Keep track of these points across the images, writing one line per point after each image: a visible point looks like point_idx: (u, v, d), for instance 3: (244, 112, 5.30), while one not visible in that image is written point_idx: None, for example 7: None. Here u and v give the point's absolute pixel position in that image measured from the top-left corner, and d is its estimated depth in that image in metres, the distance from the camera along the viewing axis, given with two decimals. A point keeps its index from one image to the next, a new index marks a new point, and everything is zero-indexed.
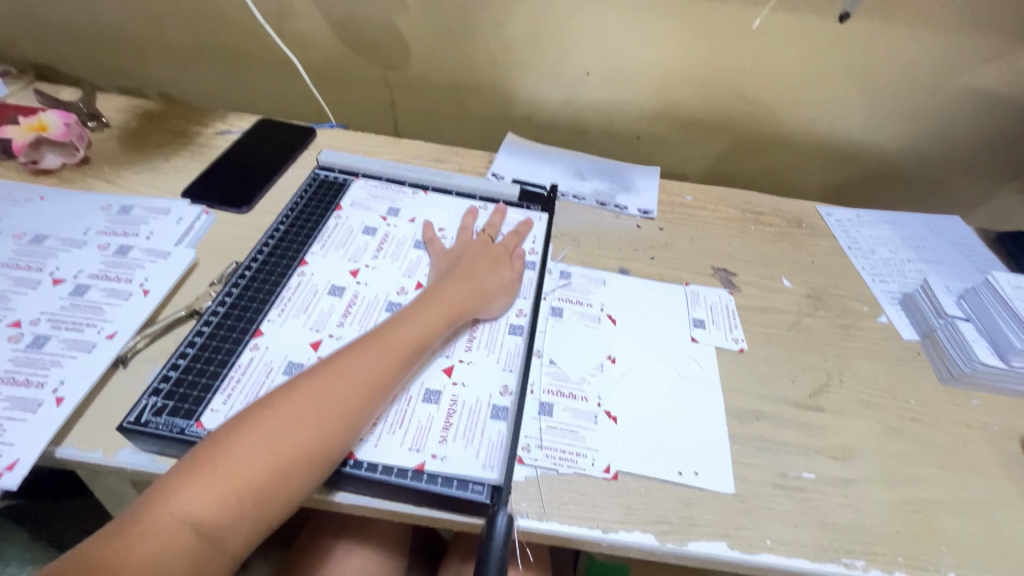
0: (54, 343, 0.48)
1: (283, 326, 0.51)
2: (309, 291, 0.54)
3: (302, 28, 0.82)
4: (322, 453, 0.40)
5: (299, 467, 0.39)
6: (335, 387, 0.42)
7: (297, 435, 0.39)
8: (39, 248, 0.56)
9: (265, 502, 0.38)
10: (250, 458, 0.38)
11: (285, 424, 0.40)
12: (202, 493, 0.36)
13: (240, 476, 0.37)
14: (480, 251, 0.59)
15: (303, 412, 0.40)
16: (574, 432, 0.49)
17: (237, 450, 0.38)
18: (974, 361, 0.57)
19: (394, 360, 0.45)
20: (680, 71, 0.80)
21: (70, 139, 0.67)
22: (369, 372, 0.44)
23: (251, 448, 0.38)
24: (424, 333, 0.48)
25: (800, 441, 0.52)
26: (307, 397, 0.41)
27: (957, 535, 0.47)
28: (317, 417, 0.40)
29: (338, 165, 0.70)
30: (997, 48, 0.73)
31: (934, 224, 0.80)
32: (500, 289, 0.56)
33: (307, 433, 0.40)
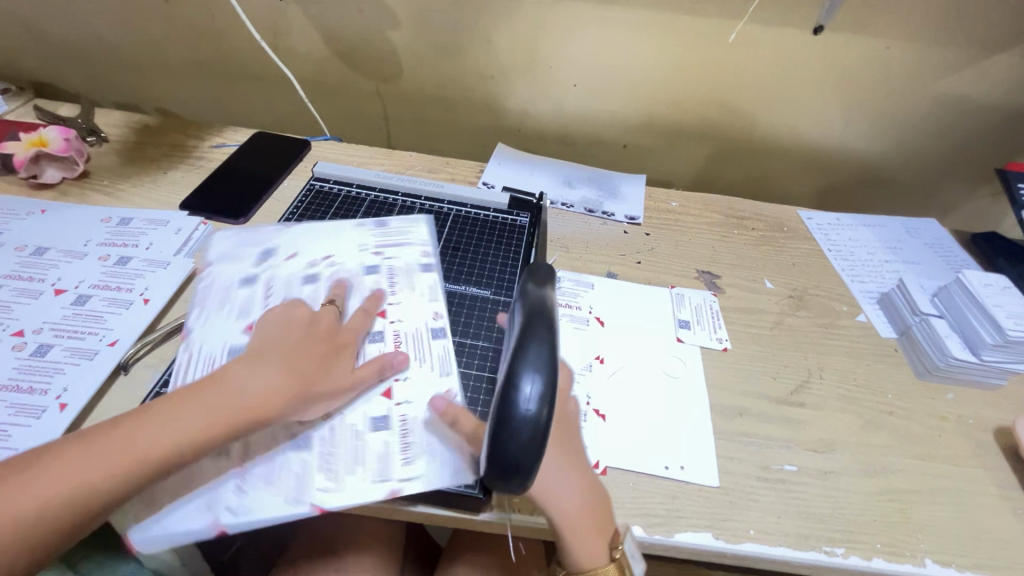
0: (57, 351, 0.49)
1: (208, 329, 0.51)
2: (239, 295, 0.54)
3: (297, 44, 0.84)
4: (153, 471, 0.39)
5: (111, 480, 0.38)
6: (185, 413, 0.40)
7: (128, 452, 0.38)
8: (40, 259, 0.57)
9: (75, 505, 0.37)
10: (83, 459, 0.38)
11: (129, 430, 0.39)
12: (32, 480, 0.37)
13: (69, 473, 0.37)
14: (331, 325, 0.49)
15: (145, 429, 0.39)
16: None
17: (85, 445, 0.38)
18: (947, 356, 0.59)
19: (247, 405, 0.41)
20: (663, 82, 0.83)
21: (70, 154, 0.69)
22: (215, 410, 0.41)
23: (84, 452, 0.38)
24: (292, 380, 0.43)
25: (782, 435, 0.54)
26: (151, 418, 0.40)
27: (933, 522, 0.49)
28: (157, 435, 0.39)
29: (333, 176, 0.72)
30: (964, 58, 0.77)
31: (910, 226, 0.83)
32: (332, 391, 0.45)
33: (143, 445, 0.39)
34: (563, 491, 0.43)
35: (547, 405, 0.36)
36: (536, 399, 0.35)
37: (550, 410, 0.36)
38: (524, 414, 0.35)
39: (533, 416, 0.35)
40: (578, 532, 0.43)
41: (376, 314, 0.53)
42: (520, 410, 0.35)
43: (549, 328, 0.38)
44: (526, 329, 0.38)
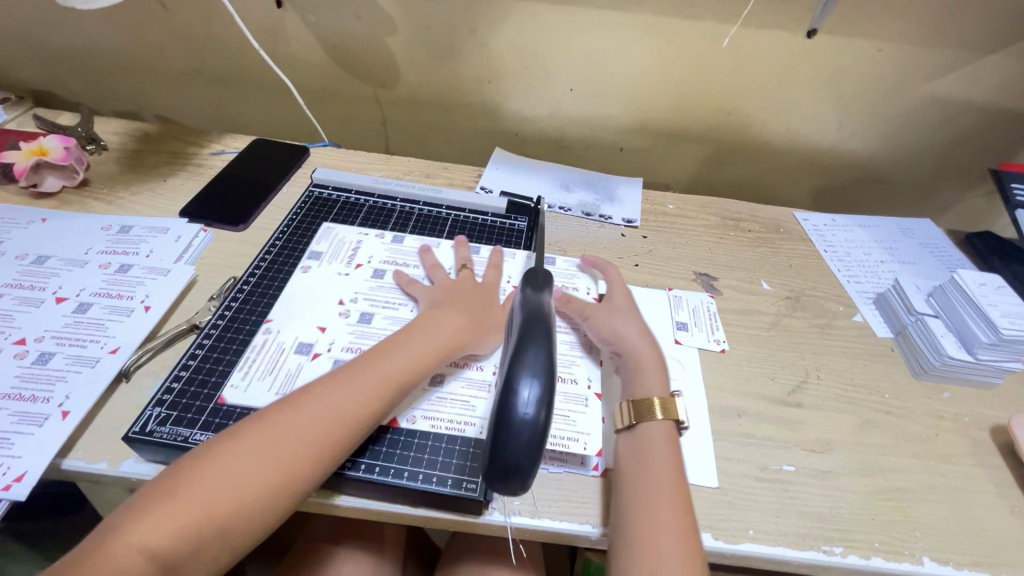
0: (59, 359, 0.50)
1: (247, 391, 0.49)
2: (274, 351, 0.52)
3: (295, 52, 0.85)
4: (300, 484, 0.40)
5: (258, 500, 0.39)
6: (301, 428, 0.41)
7: (268, 468, 0.39)
8: (41, 268, 0.58)
9: (224, 534, 0.37)
10: (214, 490, 0.37)
11: (252, 456, 0.39)
12: (162, 524, 0.36)
13: (202, 509, 0.37)
14: (472, 289, 0.58)
15: (274, 452, 0.40)
16: (566, 416, 0.51)
17: (203, 477, 0.38)
18: (943, 355, 0.60)
19: (366, 398, 0.44)
20: (659, 86, 0.84)
21: (69, 163, 0.69)
22: (338, 418, 0.42)
23: (218, 484, 0.38)
24: (405, 368, 0.47)
25: (780, 436, 0.54)
26: (272, 438, 0.40)
27: (930, 521, 0.49)
28: (292, 453, 0.40)
29: (332, 182, 0.72)
30: (956, 59, 0.77)
31: (906, 226, 0.84)
32: (497, 328, 0.55)
33: (282, 463, 0.40)
34: (631, 339, 0.55)
35: (547, 404, 0.38)
36: (535, 400, 0.37)
37: (547, 413, 0.38)
38: (520, 417, 0.37)
39: (529, 418, 0.37)
40: (643, 374, 0.53)
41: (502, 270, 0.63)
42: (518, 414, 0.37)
43: (546, 335, 0.41)
44: (524, 337, 0.41)
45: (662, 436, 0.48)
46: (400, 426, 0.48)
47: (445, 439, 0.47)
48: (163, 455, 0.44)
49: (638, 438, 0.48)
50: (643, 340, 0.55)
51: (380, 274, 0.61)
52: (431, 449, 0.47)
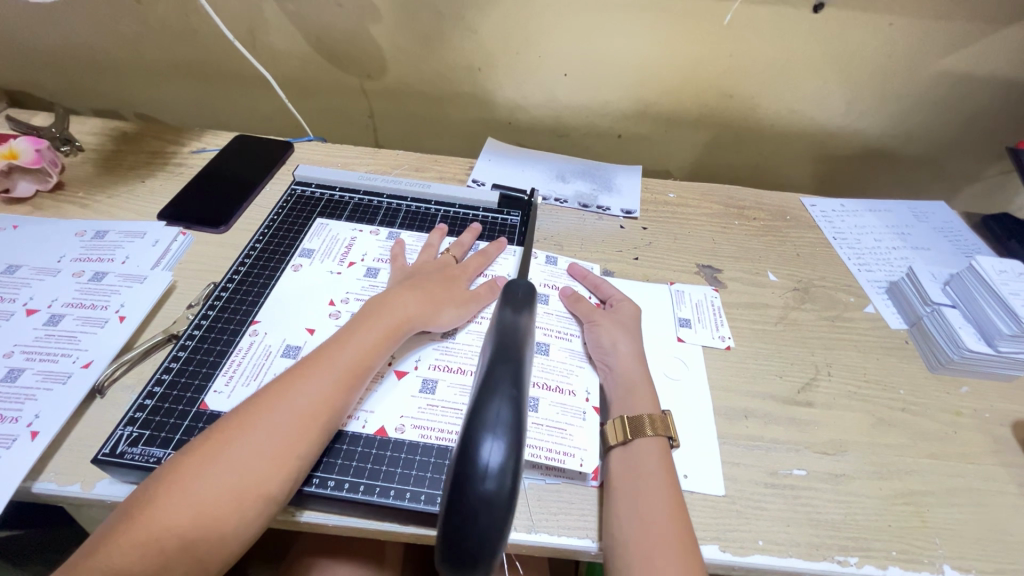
0: (29, 375, 0.47)
1: (231, 396, 0.46)
2: (260, 354, 0.49)
3: (275, 43, 0.81)
4: (267, 489, 0.38)
5: (225, 509, 0.36)
6: (259, 430, 0.39)
7: (228, 474, 0.37)
8: (11, 278, 0.55)
9: (192, 550, 0.35)
10: (174, 505, 0.35)
11: (208, 465, 0.37)
12: (126, 545, 0.34)
13: (164, 527, 0.35)
14: (436, 269, 0.56)
15: (230, 459, 0.37)
16: (562, 429, 0.48)
17: (162, 493, 0.36)
18: (961, 348, 0.56)
19: (325, 387, 0.42)
20: (657, 69, 0.80)
21: (42, 166, 0.67)
22: (299, 413, 0.41)
23: (179, 500, 0.36)
24: (365, 353, 0.46)
25: (790, 438, 0.51)
26: (230, 445, 0.38)
27: (950, 526, 0.47)
28: (253, 457, 0.38)
29: (316, 180, 0.69)
30: (972, 32, 0.73)
31: (918, 209, 0.80)
32: (458, 305, 0.53)
33: (243, 468, 0.37)
34: (625, 356, 0.53)
35: (513, 463, 0.33)
36: (499, 462, 0.32)
37: (515, 477, 0.33)
38: (481, 488, 0.32)
39: (491, 491, 0.32)
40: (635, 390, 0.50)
41: (491, 260, 0.60)
42: (479, 483, 0.32)
43: (515, 382, 0.36)
44: (488, 384, 0.36)
45: (655, 453, 0.46)
46: (387, 437, 0.45)
47: (433, 453, 0.45)
48: (137, 477, 0.42)
49: (631, 452, 0.46)
50: (639, 358, 0.53)
51: (372, 273, 0.58)
52: (421, 466, 0.44)
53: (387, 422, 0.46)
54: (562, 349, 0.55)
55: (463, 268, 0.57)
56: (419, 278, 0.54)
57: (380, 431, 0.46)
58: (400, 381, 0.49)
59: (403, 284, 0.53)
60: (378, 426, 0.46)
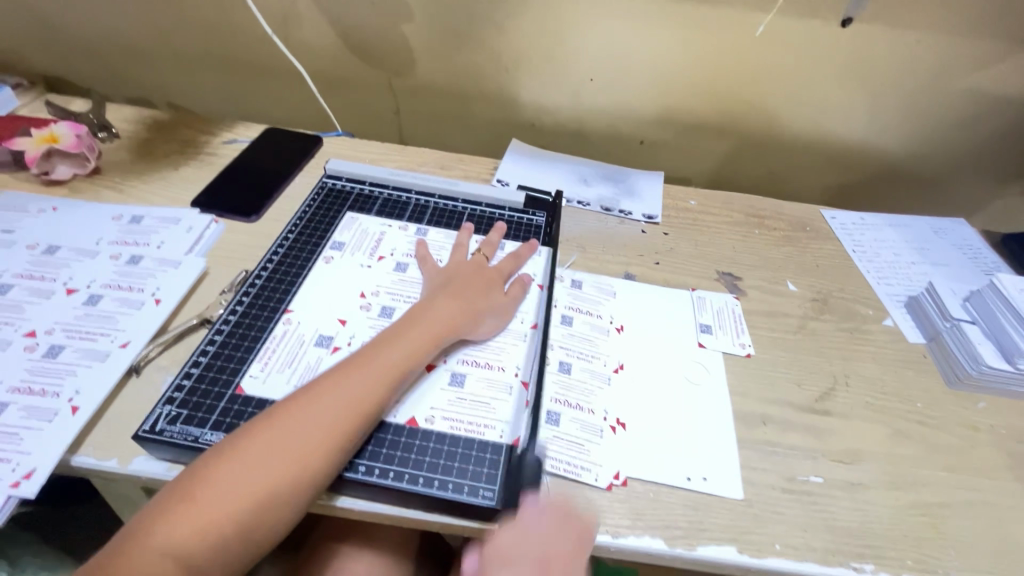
0: (69, 352, 0.49)
1: (266, 381, 0.48)
2: (294, 342, 0.51)
3: (309, 39, 0.83)
4: (317, 483, 0.39)
5: (279, 499, 0.38)
6: (309, 425, 0.40)
7: (280, 467, 0.38)
8: (52, 258, 0.57)
9: (247, 535, 0.37)
10: (230, 491, 0.37)
11: (263, 456, 0.38)
12: (184, 527, 0.36)
13: (221, 512, 0.37)
14: (473, 272, 0.57)
15: (285, 451, 0.39)
16: (581, 442, 0.49)
17: (216, 479, 0.37)
18: (980, 364, 0.57)
19: (371, 386, 0.43)
20: (683, 77, 0.81)
21: (81, 150, 0.68)
22: (346, 411, 0.42)
23: (237, 488, 0.37)
24: (409, 355, 0.47)
25: (807, 445, 0.52)
26: (282, 437, 0.39)
27: (964, 537, 0.47)
28: (304, 451, 0.39)
29: (346, 174, 0.71)
30: (997, 52, 0.74)
31: (938, 226, 0.80)
32: (492, 311, 0.54)
33: (294, 462, 0.39)
34: None
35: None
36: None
37: None
38: None
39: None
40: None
41: (522, 261, 0.61)
42: None
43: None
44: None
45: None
46: (417, 427, 0.46)
47: (461, 444, 0.46)
48: (173, 454, 0.43)
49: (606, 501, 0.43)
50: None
51: (402, 268, 0.59)
52: (448, 456, 0.45)
53: (417, 412, 0.47)
54: (583, 369, 0.55)
55: (497, 270, 0.58)
56: (458, 282, 0.55)
57: (410, 420, 0.47)
58: (431, 375, 0.50)
59: (443, 289, 0.53)
60: (408, 415, 0.47)
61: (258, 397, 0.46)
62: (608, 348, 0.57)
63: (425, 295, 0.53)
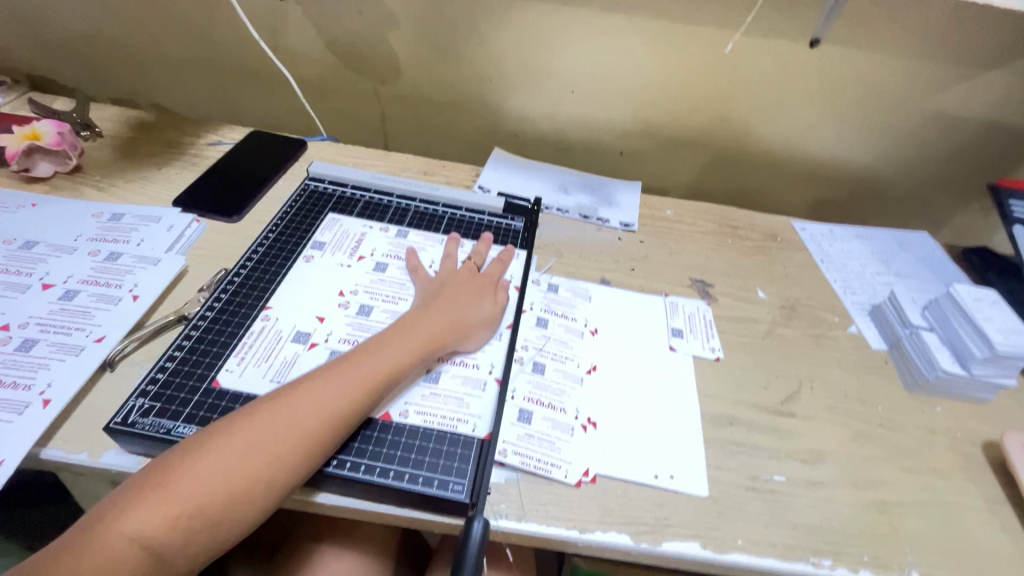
0: (42, 346, 0.49)
1: (242, 376, 0.48)
2: (272, 338, 0.51)
3: (296, 45, 0.85)
4: (289, 481, 0.40)
5: (251, 494, 0.38)
6: (290, 425, 0.41)
7: (258, 467, 0.39)
8: (29, 253, 0.57)
9: (217, 528, 0.37)
10: (207, 483, 0.37)
11: (242, 450, 0.39)
12: (156, 517, 0.36)
13: (193, 504, 0.37)
14: (463, 281, 0.57)
15: (263, 448, 0.39)
16: (551, 442, 0.50)
17: (195, 471, 0.38)
18: (936, 369, 0.59)
19: (354, 392, 0.44)
20: (660, 91, 0.84)
21: (63, 148, 0.69)
22: (326, 414, 0.42)
23: (211, 479, 0.38)
24: (397, 362, 0.47)
25: (772, 445, 0.54)
26: (261, 434, 0.40)
27: (919, 534, 0.49)
28: (281, 449, 0.40)
29: (329, 177, 0.72)
30: (956, 74, 0.78)
31: (902, 238, 0.84)
32: (480, 321, 0.55)
33: (275, 457, 0.39)
34: None
35: None
36: None
37: None
38: None
39: None
40: None
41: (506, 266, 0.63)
42: None
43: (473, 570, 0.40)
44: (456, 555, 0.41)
45: None
46: (390, 422, 0.47)
47: (433, 438, 0.47)
48: (145, 447, 0.44)
49: None
50: None
51: (381, 268, 0.61)
52: (420, 451, 0.46)
53: (392, 407, 0.48)
54: (556, 370, 0.56)
55: (488, 277, 0.59)
56: (449, 291, 0.56)
57: (384, 415, 0.48)
58: None
59: (435, 299, 0.54)
60: (381, 410, 0.48)
61: (234, 391, 0.47)
62: (581, 350, 0.59)
63: (418, 305, 0.54)
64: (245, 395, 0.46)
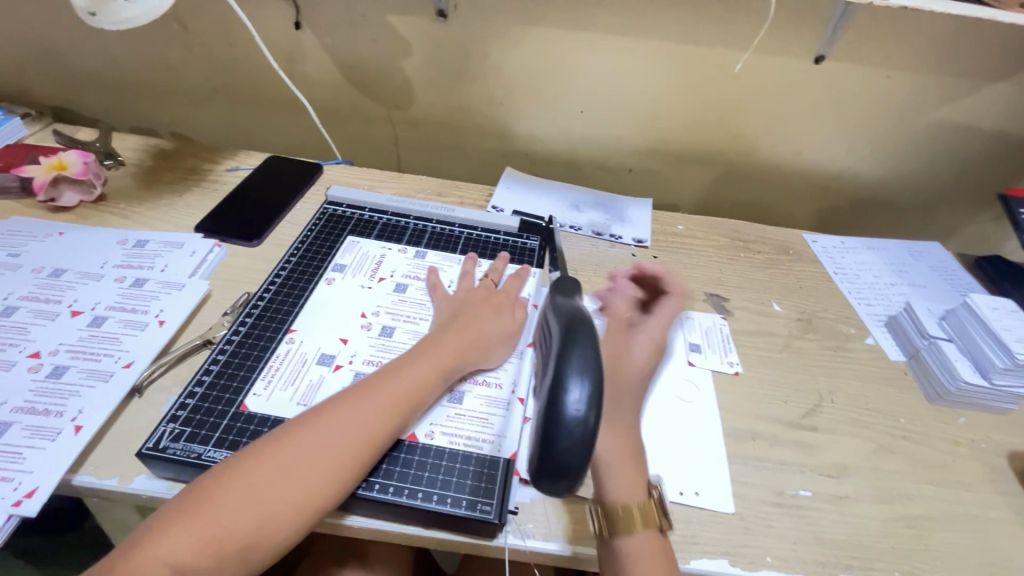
0: (73, 373, 0.49)
1: (270, 399, 0.49)
2: (297, 361, 0.52)
3: (312, 73, 0.87)
4: (319, 504, 0.40)
5: (282, 519, 0.39)
6: (319, 450, 0.41)
7: (287, 491, 0.39)
8: (57, 281, 0.58)
9: (249, 551, 0.37)
10: (238, 507, 0.38)
11: (271, 474, 0.39)
12: (187, 541, 0.36)
13: (224, 528, 0.37)
14: (483, 300, 0.58)
15: (293, 472, 0.40)
16: None
17: (226, 495, 0.38)
18: (958, 380, 0.59)
19: (380, 414, 0.44)
20: (668, 110, 0.85)
21: (88, 178, 0.70)
22: (355, 437, 0.42)
23: (241, 503, 0.38)
24: (420, 384, 0.47)
25: (796, 460, 0.53)
26: (290, 456, 0.40)
27: (949, 548, 0.49)
28: (311, 473, 0.40)
29: (346, 201, 0.73)
30: (960, 87, 0.79)
31: (914, 249, 0.84)
32: (501, 339, 0.55)
33: (304, 481, 0.40)
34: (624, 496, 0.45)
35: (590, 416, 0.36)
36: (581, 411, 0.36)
37: (596, 417, 0.37)
38: (570, 421, 0.36)
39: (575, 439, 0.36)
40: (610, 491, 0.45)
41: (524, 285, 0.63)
42: (567, 419, 0.36)
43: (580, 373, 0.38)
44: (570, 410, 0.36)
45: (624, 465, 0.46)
46: (417, 442, 0.48)
47: (459, 459, 0.47)
48: (176, 472, 0.44)
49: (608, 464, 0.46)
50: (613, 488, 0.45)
51: (402, 288, 0.61)
52: (447, 471, 0.46)
53: (418, 428, 0.48)
54: None
55: (506, 295, 0.60)
56: (468, 310, 0.56)
57: (411, 435, 0.48)
58: None
59: (455, 319, 0.55)
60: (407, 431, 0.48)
61: (262, 415, 0.47)
62: None
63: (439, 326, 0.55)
64: (273, 418, 0.47)
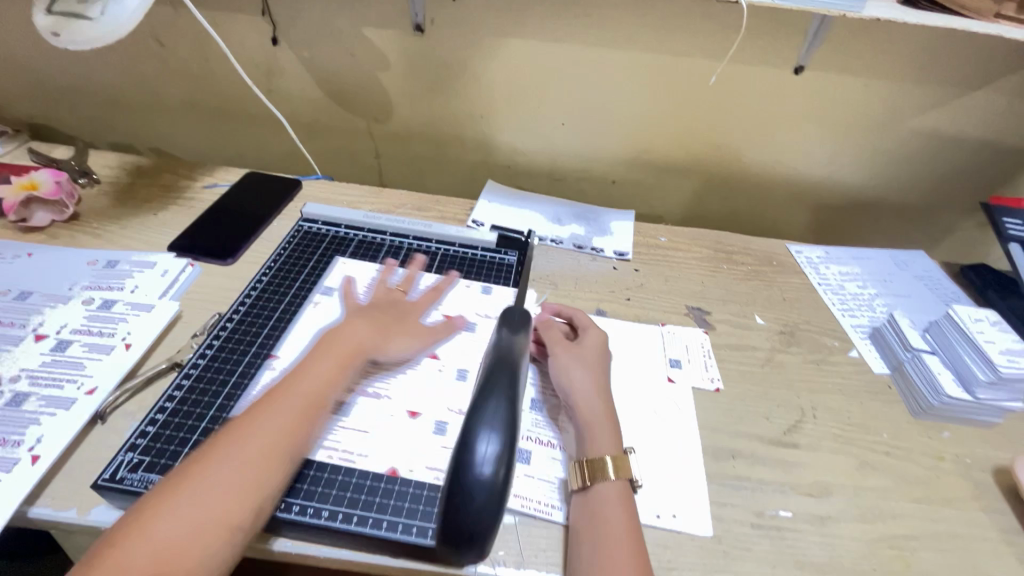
0: (33, 400, 0.48)
1: None
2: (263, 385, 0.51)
3: (291, 88, 0.87)
4: (233, 518, 0.38)
5: (196, 541, 0.37)
6: (226, 465, 0.40)
7: (196, 510, 0.38)
8: (23, 304, 0.57)
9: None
10: (147, 540, 0.36)
11: (176, 498, 0.38)
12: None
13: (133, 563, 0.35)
14: (389, 303, 0.58)
15: (198, 491, 0.38)
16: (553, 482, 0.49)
17: (134, 531, 0.36)
18: (941, 395, 0.58)
19: (287, 418, 0.44)
20: (649, 121, 0.85)
21: (60, 197, 0.70)
22: (269, 444, 0.42)
23: (149, 535, 0.36)
24: (323, 383, 0.47)
25: (775, 479, 0.52)
26: (206, 474, 0.39)
27: (933, 569, 0.47)
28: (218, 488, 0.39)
29: (322, 217, 0.72)
30: (940, 96, 0.79)
31: (898, 258, 0.83)
32: (405, 331, 0.55)
33: (212, 497, 0.38)
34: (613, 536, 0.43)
35: (498, 469, 0.41)
36: (491, 465, 0.41)
37: (506, 468, 0.41)
38: (480, 474, 0.40)
39: (485, 495, 0.40)
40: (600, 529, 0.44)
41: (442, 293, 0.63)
42: (476, 470, 0.41)
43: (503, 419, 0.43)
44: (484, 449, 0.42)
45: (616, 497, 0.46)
46: (384, 469, 0.46)
47: (426, 485, 0.46)
48: (134, 504, 0.43)
49: (594, 496, 0.46)
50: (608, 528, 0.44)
51: None
52: (414, 499, 0.45)
53: (385, 454, 0.47)
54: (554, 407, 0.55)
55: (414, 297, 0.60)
56: (376, 311, 0.56)
57: (377, 462, 0.47)
58: (399, 415, 0.50)
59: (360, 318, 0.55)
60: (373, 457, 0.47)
61: None
62: None
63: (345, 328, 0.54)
64: None
